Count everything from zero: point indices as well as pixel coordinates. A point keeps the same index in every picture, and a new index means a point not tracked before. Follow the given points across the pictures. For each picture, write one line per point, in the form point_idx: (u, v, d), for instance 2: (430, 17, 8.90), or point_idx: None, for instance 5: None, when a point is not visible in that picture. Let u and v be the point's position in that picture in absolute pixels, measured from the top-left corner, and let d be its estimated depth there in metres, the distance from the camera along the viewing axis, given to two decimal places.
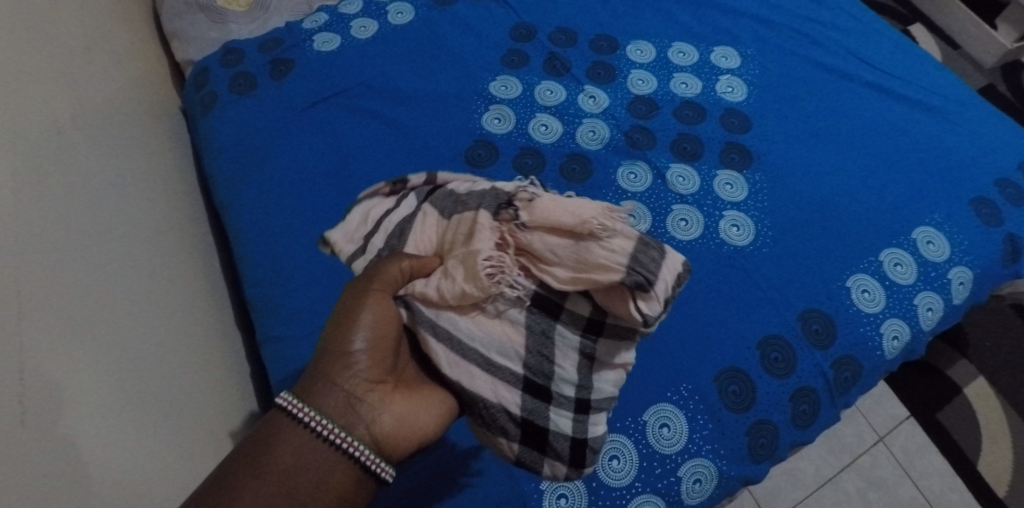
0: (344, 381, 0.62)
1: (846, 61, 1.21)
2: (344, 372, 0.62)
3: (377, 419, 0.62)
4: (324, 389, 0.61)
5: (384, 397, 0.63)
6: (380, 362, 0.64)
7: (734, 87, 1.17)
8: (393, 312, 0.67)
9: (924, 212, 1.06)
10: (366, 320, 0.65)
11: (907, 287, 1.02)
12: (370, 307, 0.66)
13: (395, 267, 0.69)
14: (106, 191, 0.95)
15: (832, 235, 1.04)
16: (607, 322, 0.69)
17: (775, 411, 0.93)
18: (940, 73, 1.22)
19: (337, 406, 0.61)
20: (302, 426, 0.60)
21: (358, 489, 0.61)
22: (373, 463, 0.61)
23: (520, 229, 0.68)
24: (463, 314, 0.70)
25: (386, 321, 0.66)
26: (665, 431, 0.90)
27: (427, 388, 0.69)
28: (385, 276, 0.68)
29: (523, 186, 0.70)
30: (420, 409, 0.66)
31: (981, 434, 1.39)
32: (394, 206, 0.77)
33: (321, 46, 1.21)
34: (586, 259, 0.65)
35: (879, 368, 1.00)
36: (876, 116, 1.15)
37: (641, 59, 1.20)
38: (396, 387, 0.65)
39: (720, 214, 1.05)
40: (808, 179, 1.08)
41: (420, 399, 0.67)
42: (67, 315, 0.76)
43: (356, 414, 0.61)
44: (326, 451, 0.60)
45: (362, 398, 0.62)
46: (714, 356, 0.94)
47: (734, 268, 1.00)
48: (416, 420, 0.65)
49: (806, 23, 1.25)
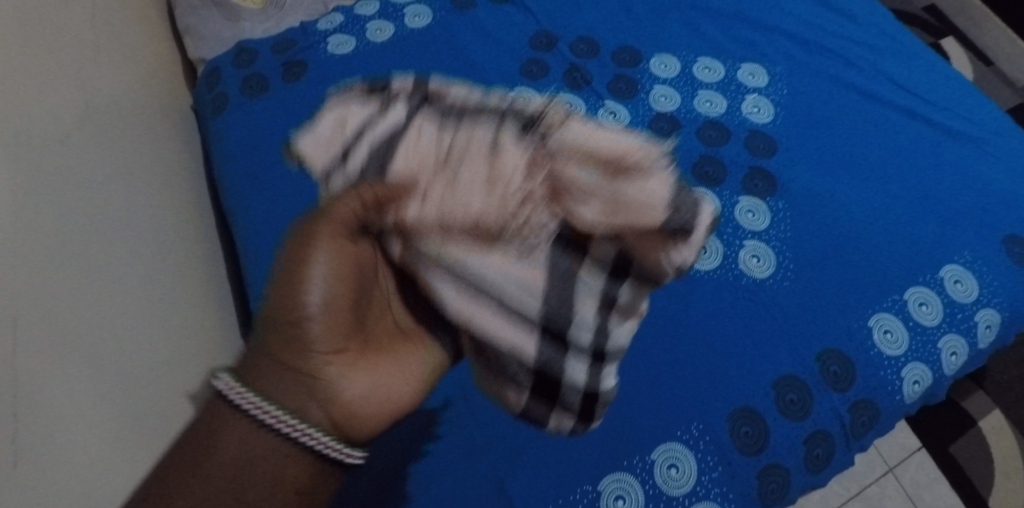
0: (298, 360, 0.60)
1: (879, 83, 1.16)
2: (297, 351, 0.60)
3: (329, 395, 0.61)
4: (274, 370, 0.61)
5: (343, 372, 0.62)
6: (334, 331, 0.61)
7: (760, 108, 1.13)
8: (353, 260, 0.63)
9: (953, 249, 1.02)
10: (316, 285, 0.60)
11: (931, 329, 0.98)
12: (320, 263, 0.60)
13: (348, 207, 0.62)
14: (116, 197, 0.92)
15: (856, 270, 1.00)
16: (632, 266, 0.65)
17: (789, 455, 0.90)
18: (977, 99, 1.16)
19: (289, 389, 0.60)
20: (242, 416, 0.59)
21: (322, 475, 0.61)
22: (332, 450, 0.61)
23: (554, 155, 0.62)
24: (481, 246, 0.63)
25: (344, 274, 0.61)
26: (673, 472, 0.87)
27: (398, 344, 0.68)
28: (332, 220, 0.61)
29: (553, 108, 0.65)
30: (383, 377, 0.64)
31: (992, 468, 1.36)
32: (375, 115, 0.70)
33: (336, 48, 1.17)
34: (625, 196, 0.61)
35: (898, 412, 0.96)
36: (908, 144, 1.10)
37: (665, 74, 1.16)
38: (361, 355, 0.63)
39: (740, 243, 1.01)
40: (834, 209, 1.04)
41: (388, 363, 0.65)
42: (72, 338, 0.74)
43: (311, 395, 0.61)
44: (271, 439, 0.59)
45: (319, 374, 0.61)
46: (727, 394, 0.91)
47: (752, 303, 0.97)
48: (382, 391, 0.63)
49: (839, 42, 1.20)
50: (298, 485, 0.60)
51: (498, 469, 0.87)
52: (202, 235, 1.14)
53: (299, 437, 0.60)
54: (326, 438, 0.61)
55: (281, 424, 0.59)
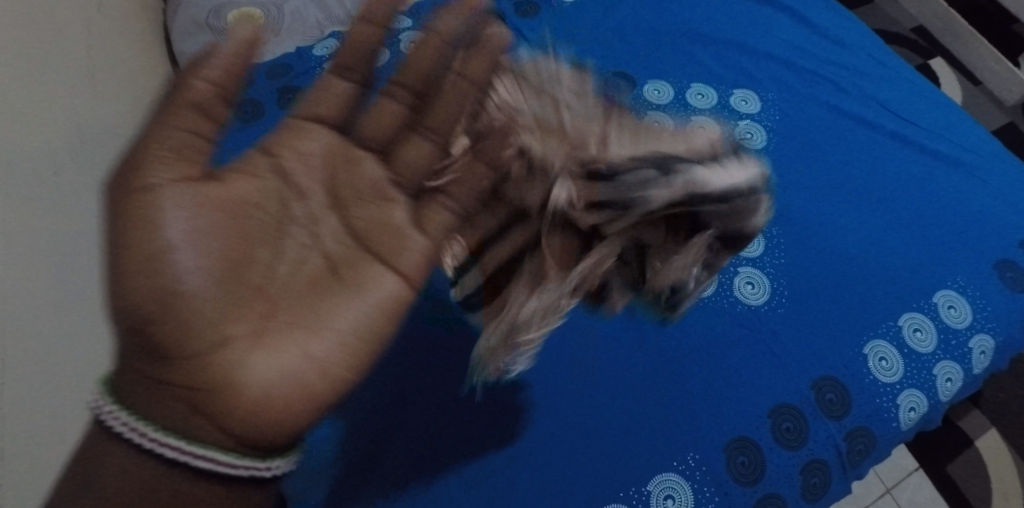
0: (172, 368, 0.58)
1: (870, 108, 1.17)
2: (175, 350, 0.58)
3: (218, 403, 0.58)
4: (150, 387, 0.58)
5: (236, 355, 0.59)
6: (214, 310, 0.59)
7: (753, 134, 1.13)
8: (211, 202, 0.59)
9: (946, 275, 1.02)
10: (168, 243, 0.58)
11: (926, 356, 0.98)
12: (168, 227, 0.57)
13: (177, 130, 0.58)
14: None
15: (850, 296, 1.00)
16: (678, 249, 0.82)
17: (785, 484, 0.90)
18: (967, 123, 1.17)
19: (171, 406, 0.58)
20: (124, 443, 0.58)
21: (239, 493, 0.59)
22: (241, 467, 0.59)
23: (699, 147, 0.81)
24: (605, 147, 0.78)
25: (205, 213, 0.59)
26: (670, 502, 0.87)
27: (319, 297, 0.62)
28: (158, 160, 0.57)
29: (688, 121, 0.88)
30: (283, 361, 0.59)
31: (992, 489, 1.31)
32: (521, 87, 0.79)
33: None
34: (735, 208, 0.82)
35: (894, 440, 0.96)
36: (899, 169, 1.11)
37: (658, 100, 1.17)
38: (256, 333, 0.60)
39: (736, 270, 1.01)
40: (827, 235, 1.04)
41: (300, 332, 0.60)
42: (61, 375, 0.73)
43: (200, 406, 0.58)
44: (164, 467, 0.58)
45: (205, 367, 0.58)
46: (723, 423, 0.91)
47: (747, 331, 0.97)
48: (295, 370, 0.59)
49: (831, 67, 1.21)
50: None
51: (494, 501, 0.87)
52: None
53: (195, 460, 0.58)
54: (225, 452, 0.58)
55: (162, 446, 0.57)
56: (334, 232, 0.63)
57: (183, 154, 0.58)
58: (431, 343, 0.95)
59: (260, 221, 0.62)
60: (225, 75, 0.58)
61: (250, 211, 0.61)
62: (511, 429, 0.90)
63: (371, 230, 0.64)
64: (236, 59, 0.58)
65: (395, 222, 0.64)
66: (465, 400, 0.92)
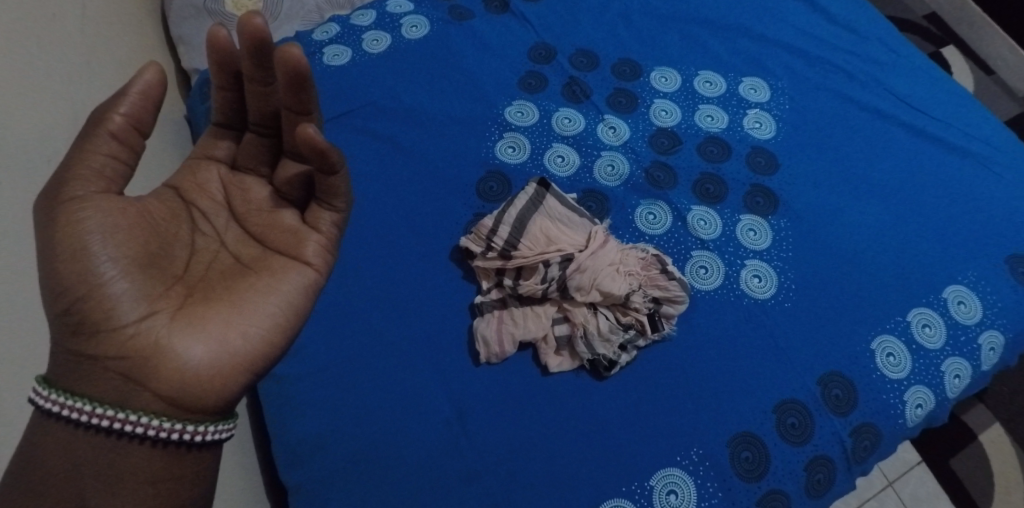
0: (97, 344, 0.56)
1: (882, 98, 1.14)
2: (99, 326, 0.56)
3: (151, 377, 0.56)
4: (80, 366, 0.57)
5: (160, 329, 0.57)
6: (132, 287, 0.57)
7: (762, 123, 1.11)
8: (133, 207, 0.59)
9: (956, 270, 1.00)
10: (88, 241, 0.56)
11: (934, 352, 0.96)
12: (92, 229, 0.57)
13: (102, 155, 0.58)
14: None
15: (858, 289, 0.98)
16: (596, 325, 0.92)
17: (788, 480, 0.88)
18: (980, 114, 1.15)
19: (104, 382, 0.56)
20: (60, 421, 0.55)
21: (174, 463, 0.57)
22: (175, 433, 0.57)
23: (627, 301, 0.94)
24: (544, 245, 0.95)
25: (125, 215, 0.58)
26: (672, 498, 0.86)
27: (239, 281, 0.61)
28: (81, 177, 0.57)
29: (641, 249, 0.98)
30: (215, 328, 0.58)
31: (994, 483, 1.29)
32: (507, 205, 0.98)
33: (332, 59, 1.15)
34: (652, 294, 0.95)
35: (899, 436, 0.95)
36: (910, 161, 1.09)
37: (666, 88, 1.15)
38: (180, 310, 0.58)
39: (742, 262, 1.00)
40: (836, 228, 1.03)
41: (219, 308, 0.59)
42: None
43: (127, 380, 0.56)
44: (101, 441, 0.55)
45: (128, 346, 0.56)
46: (727, 418, 0.90)
47: (754, 324, 0.95)
48: (220, 341, 0.58)
49: (842, 55, 1.19)
50: (153, 483, 0.56)
51: (494, 495, 0.85)
52: None
53: (129, 429, 0.55)
54: (158, 420, 0.56)
55: (96, 417, 0.55)
56: (237, 235, 0.64)
57: (106, 175, 0.58)
58: (432, 333, 0.94)
59: (175, 228, 0.61)
60: (139, 109, 0.59)
61: (160, 216, 0.61)
62: (512, 422, 0.89)
63: (261, 242, 0.64)
64: (144, 97, 0.59)
65: (287, 221, 0.65)
66: (466, 392, 0.90)
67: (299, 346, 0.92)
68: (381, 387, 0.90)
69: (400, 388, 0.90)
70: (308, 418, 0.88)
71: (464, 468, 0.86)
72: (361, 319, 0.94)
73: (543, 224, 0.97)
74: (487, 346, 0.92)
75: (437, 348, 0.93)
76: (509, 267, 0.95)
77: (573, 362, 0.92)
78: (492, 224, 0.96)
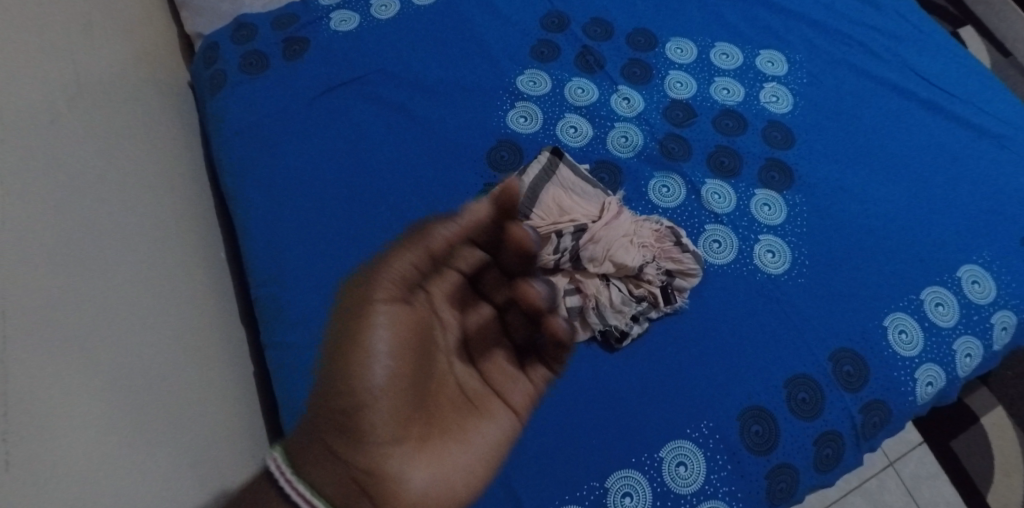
0: (352, 451, 0.61)
1: (901, 74, 1.13)
2: (359, 436, 0.61)
3: (387, 496, 0.61)
4: (328, 462, 0.61)
5: (402, 456, 0.62)
6: (393, 414, 0.62)
7: (779, 97, 1.10)
8: (410, 321, 0.63)
9: (972, 249, 1.00)
10: (375, 351, 0.61)
11: (946, 330, 0.96)
12: (380, 345, 0.61)
13: (408, 267, 0.63)
14: (112, 190, 0.90)
15: (871, 266, 0.97)
16: (609, 297, 0.91)
17: (797, 455, 0.88)
18: (999, 92, 1.13)
19: (342, 486, 0.60)
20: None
21: None
22: None
23: (642, 273, 0.93)
24: (556, 215, 0.94)
25: (402, 337, 0.62)
26: (682, 469, 0.86)
27: (466, 419, 0.65)
28: (385, 285, 0.62)
29: (657, 221, 0.96)
30: (446, 465, 0.63)
31: (994, 464, 1.29)
32: (519, 174, 0.96)
33: (339, 25, 1.13)
34: (668, 266, 0.94)
35: (908, 413, 0.94)
36: (928, 138, 1.07)
37: (681, 59, 1.13)
38: (420, 438, 0.63)
39: (756, 237, 0.99)
40: (851, 204, 1.02)
41: (446, 445, 0.63)
42: (62, 340, 0.72)
43: (361, 491, 0.60)
44: None
45: (380, 464, 0.61)
46: (736, 391, 0.89)
47: (766, 299, 0.95)
48: (439, 477, 0.62)
49: (861, 30, 1.17)
50: None
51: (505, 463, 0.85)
52: (200, 215, 1.09)
53: None
54: None
55: None
56: (467, 367, 0.67)
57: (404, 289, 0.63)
58: None
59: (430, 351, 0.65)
60: (456, 236, 0.63)
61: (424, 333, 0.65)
62: None
63: (484, 382, 0.66)
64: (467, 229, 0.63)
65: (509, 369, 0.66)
66: None
67: (304, 317, 0.93)
68: None
69: None
70: None
71: None
72: None
73: (556, 194, 0.95)
74: None
75: None
76: None
77: (583, 333, 0.92)
78: None
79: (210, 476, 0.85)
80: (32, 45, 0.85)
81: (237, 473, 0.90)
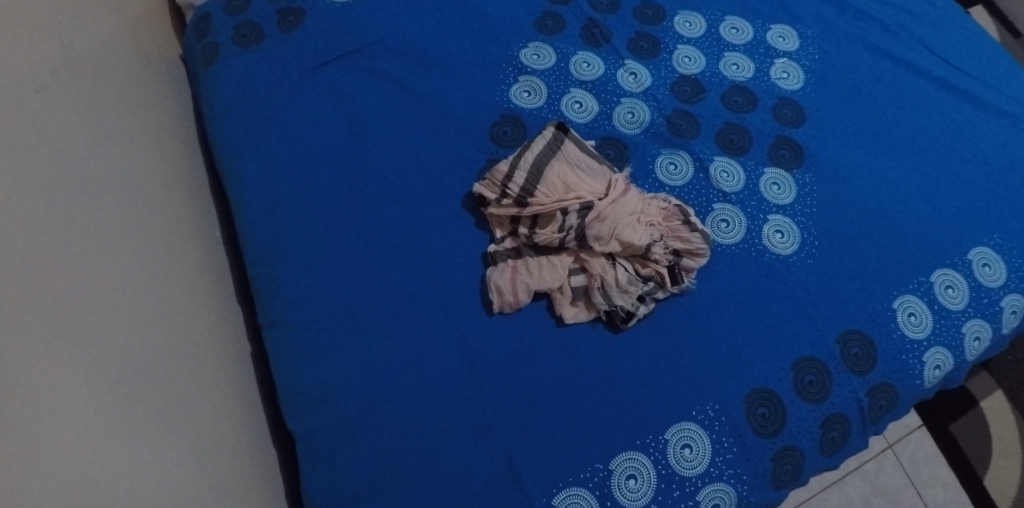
0: None
1: (914, 52, 1.10)
2: None
3: None
4: None
5: None
6: None
7: (790, 74, 1.07)
8: None
9: (984, 232, 0.98)
10: None
11: (956, 313, 0.94)
12: None
13: None
14: (100, 163, 0.87)
15: (881, 248, 0.96)
16: (616, 276, 0.89)
17: (804, 437, 0.87)
18: (1013, 71, 1.11)
19: None
20: None
21: None
22: None
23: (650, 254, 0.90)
24: (561, 191, 0.92)
25: None
26: (687, 452, 0.84)
27: None
28: None
29: (666, 200, 0.94)
30: None
31: (991, 448, 1.29)
32: (523, 149, 0.94)
33: None
34: (677, 245, 0.92)
35: (915, 397, 0.93)
36: (940, 119, 1.05)
37: (690, 33, 1.10)
38: None
39: (765, 217, 0.97)
40: (861, 184, 0.99)
41: None
42: (51, 315, 0.70)
43: None
44: None
45: None
46: (743, 374, 0.88)
47: (775, 280, 0.93)
48: None
49: (873, 6, 1.14)
50: None
51: (507, 445, 0.83)
52: (193, 190, 1.06)
53: None
54: None
55: None
56: None
57: None
58: (445, 281, 0.91)
59: None
60: None
61: None
62: (526, 372, 0.87)
63: None
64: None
65: None
66: (478, 343, 0.88)
67: (302, 296, 0.90)
68: (386, 332, 0.88)
69: (408, 336, 0.88)
70: (315, 370, 0.87)
71: (476, 418, 0.84)
72: (371, 265, 0.91)
73: (561, 170, 0.93)
74: (501, 295, 0.89)
75: (447, 295, 0.90)
76: (525, 215, 0.91)
77: (589, 313, 0.90)
78: (508, 169, 0.93)
79: (208, 458, 0.83)
80: (12, 10, 0.82)
81: (233, 453, 0.88)
